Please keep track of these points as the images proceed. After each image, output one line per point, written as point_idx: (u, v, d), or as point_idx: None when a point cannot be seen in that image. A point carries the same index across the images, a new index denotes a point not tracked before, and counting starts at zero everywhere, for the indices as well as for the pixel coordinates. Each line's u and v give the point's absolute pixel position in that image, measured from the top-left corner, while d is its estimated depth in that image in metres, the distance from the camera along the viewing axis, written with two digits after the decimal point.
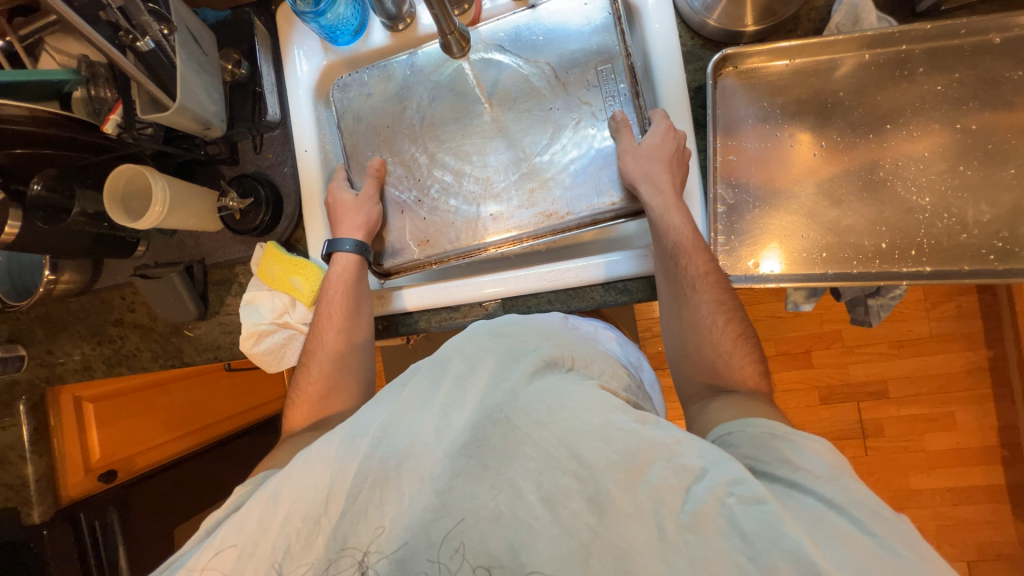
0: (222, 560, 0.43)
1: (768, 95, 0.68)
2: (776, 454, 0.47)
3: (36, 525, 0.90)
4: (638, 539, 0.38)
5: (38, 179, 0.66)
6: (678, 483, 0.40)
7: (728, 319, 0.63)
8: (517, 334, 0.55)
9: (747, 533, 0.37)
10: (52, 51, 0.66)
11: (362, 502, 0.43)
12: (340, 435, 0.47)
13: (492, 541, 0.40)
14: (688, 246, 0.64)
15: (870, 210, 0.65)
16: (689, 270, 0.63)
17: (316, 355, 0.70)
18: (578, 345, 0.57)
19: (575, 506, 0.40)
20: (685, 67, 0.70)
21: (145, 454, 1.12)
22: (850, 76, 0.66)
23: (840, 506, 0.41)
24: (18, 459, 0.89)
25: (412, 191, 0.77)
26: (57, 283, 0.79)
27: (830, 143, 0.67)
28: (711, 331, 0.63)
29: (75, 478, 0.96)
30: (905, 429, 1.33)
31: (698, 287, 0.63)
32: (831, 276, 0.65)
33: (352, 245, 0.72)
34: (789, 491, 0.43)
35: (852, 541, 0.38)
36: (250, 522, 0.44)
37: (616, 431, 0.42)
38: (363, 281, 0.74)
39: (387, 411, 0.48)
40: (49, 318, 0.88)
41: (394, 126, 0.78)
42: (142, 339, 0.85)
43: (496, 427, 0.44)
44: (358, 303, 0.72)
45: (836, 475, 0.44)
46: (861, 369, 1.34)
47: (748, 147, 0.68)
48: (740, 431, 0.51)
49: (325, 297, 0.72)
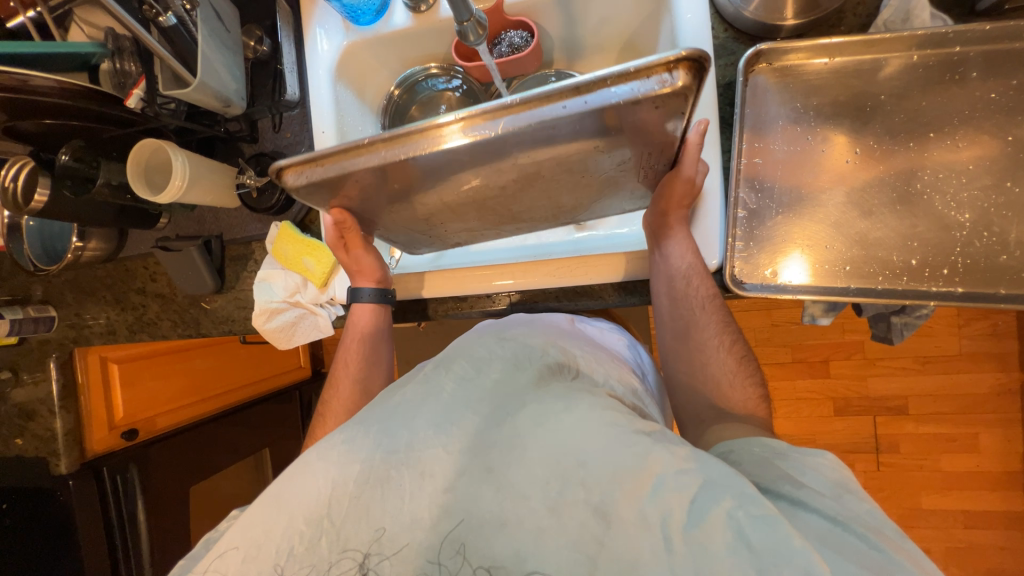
0: (228, 562, 0.45)
1: (802, 95, 0.64)
2: (778, 471, 0.45)
3: (64, 476, 0.96)
4: (644, 549, 0.38)
5: (67, 148, 0.69)
6: (685, 493, 0.39)
7: (738, 352, 0.63)
8: (522, 337, 0.58)
9: (757, 546, 0.35)
10: (81, 23, 0.68)
11: (364, 502, 0.44)
12: (341, 439, 0.49)
13: (497, 545, 0.40)
14: (696, 275, 0.63)
15: (903, 224, 0.61)
16: (693, 296, 0.63)
17: (332, 408, 0.72)
18: (584, 349, 0.60)
19: (581, 517, 0.40)
20: (715, 61, 0.67)
21: (167, 415, 1.18)
22: (895, 78, 0.62)
23: (846, 523, 0.40)
24: (49, 413, 0.96)
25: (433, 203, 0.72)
26: (85, 250, 0.81)
27: (865, 150, 0.63)
28: (717, 350, 0.63)
29: (99, 433, 1.02)
30: (922, 448, 1.29)
31: (703, 308, 0.63)
32: (853, 291, 0.61)
33: (371, 295, 0.73)
34: (793, 509, 0.41)
35: (865, 559, 0.36)
36: (257, 522, 0.46)
37: (621, 433, 0.43)
38: (384, 329, 0.75)
39: (392, 410, 0.51)
40: (78, 283, 0.92)
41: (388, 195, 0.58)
42: (162, 308, 0.88)
43: (503, 428, 0.47)
44: (377, 350, 0.74)
45: (839, 493, 0.43)
46: (879, 384, 1.29)
47: (775, 150, 0.65)
48: (740, 449, 0.50)
49: (344, 346, 0.74)
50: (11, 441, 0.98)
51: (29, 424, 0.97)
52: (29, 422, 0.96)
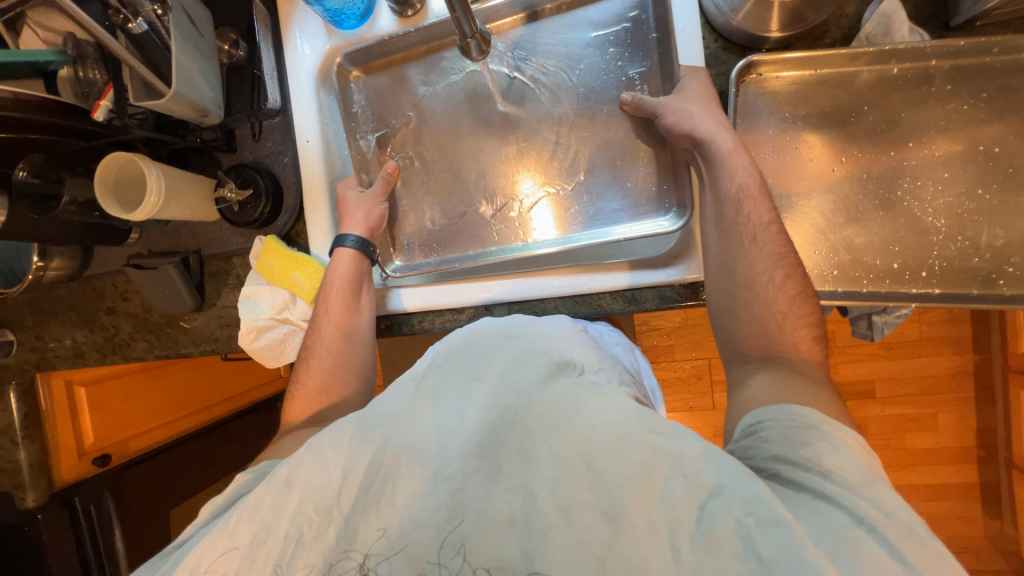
0: (228, 560, 0.42)
1: (791, 105, 0.66)
2: (808, 451, 0.43)
3: (32, 509, 0.90)
4: (651, 557, 0.37)
5: (23, 164, 0.62)
6: (694, 501, 0.38)
7: (792, 288, 0.56)
8: (529, 336, 0.54)
9: (766, 557, 0.35)
10: (35, 26, 0.62)
11: (374, 495, 0.43)
12: (352, 427, 0.46)
13: (504, 545, 0.40)
14: (753, 190, 0.58)
15: (886, 230, 0.64)
16: (750, 217, 0.58)
17: (316, 351, 0.67)
18: (589, 348, 0.56)
19: (589, 518, 0.39)
20: (707, 71, 0.67)
21: (139, 437, 1.10)
22: (875, 89, 0.64)
23: (872, 525, 0.38)
24: (10, 444, 0.89)
25: (408, 89, 0.76)
26: (47, 270, 0.76)
27: (851, 159, 0.65)
28: (767, 286, 0.57)
29: (68, 462, 0.95)
30: (888, 428, 1.37)
31: (757, 239, 0.58)
32: (841, 294, 0.64)
33: (356, 241, 0.70)
34: (815, 502, 0.40)
35: (879, 563, 0.36)
36: (261, 509, 0.44)
37: (634, 442, 0.41)
38: (365, 277, 0.71)
39: (396, 407, 0.48)
40: (39, 304, 0.86)
41: (446, 200, 0.76)
42: (136, 328, 0.83)
43: (512, 430, 0.44)
44: (358, 288, 0.70)
45: (872, 479, 0.41)
46: (850, 369, 1.36)
47: (766, 159, 0.67)
48: (769, 420, 0.47)
49: (325, 291, 0.69)
50: None
51: None
52: None
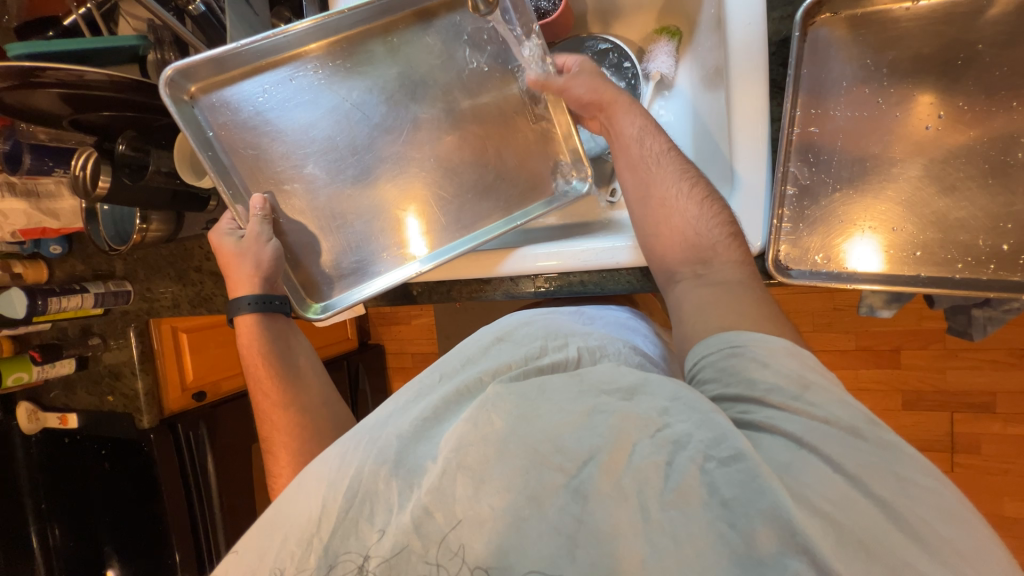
0: (236, 563, 0.45)
1: (875, 50, 0.56)
2: (741, 376, 0.43)
3: (146, 429, 1.09)
4: (623, 522, 0.37)
5: (123, 139, 0.73)
6: (661, 458, 0.38)
7: (698, 195, 0.57)
8: (519, 338, 0.53)
9: (728, 499, 0.36)
10: (127, 16, 0.72)
11: (353, 517, 0.43)
12: (335, 448, 0.48)
13: (482, 544, 0.38)
14: (647, 133, 0.61)
15: (993, 202, 0.53)
16: (644, 151, 0.61)
17: (274, 438, 0.63)
18: (574, 324, 0.58)
19: (560, 501, 0.38)
20: (769, 14, 0.58)
21: (228, 380, 1.32)
22: (999, 23, 0.53)
23: (813, 446, 0.37)
24: (131, 374, 1.08)
25: (292, 99, 0.71)
26: (149, 229, 0.88)
27: (953, 113, 0.54)
28: (676, 200, 0.57)
29: (173, 394, 1.17)
30: (1008, 450, 1.14)
31: (661, 164, 0.60)
32: (923, 279, 0.54)
33: (251, 301, 0.68)
34: (757, 435, 0.39)
35: (828, 487, 0.35)
36: (259, 536, 0.45)
37: (598, 413, 0.41)
38: (278, 331, 0.70)
39: (381, 420, 0.49)
40: (148, 261, 1.01)
41: (346, 221, 0.73)
42: (217, 284, 0.95)
43: (481, 429, 0.42)
44: (291, 352, 0.70)
45: (804, 385, 0.41)
46: (961, 377, 1.15)
47: (837, 118, 0.57)
48: (704, 358, 0.46)
49: (253, 372, 0.68)
50: (104, 398, 1.11)
51: (117, 383, 1.09)
52: (118, 382, 1.10)
